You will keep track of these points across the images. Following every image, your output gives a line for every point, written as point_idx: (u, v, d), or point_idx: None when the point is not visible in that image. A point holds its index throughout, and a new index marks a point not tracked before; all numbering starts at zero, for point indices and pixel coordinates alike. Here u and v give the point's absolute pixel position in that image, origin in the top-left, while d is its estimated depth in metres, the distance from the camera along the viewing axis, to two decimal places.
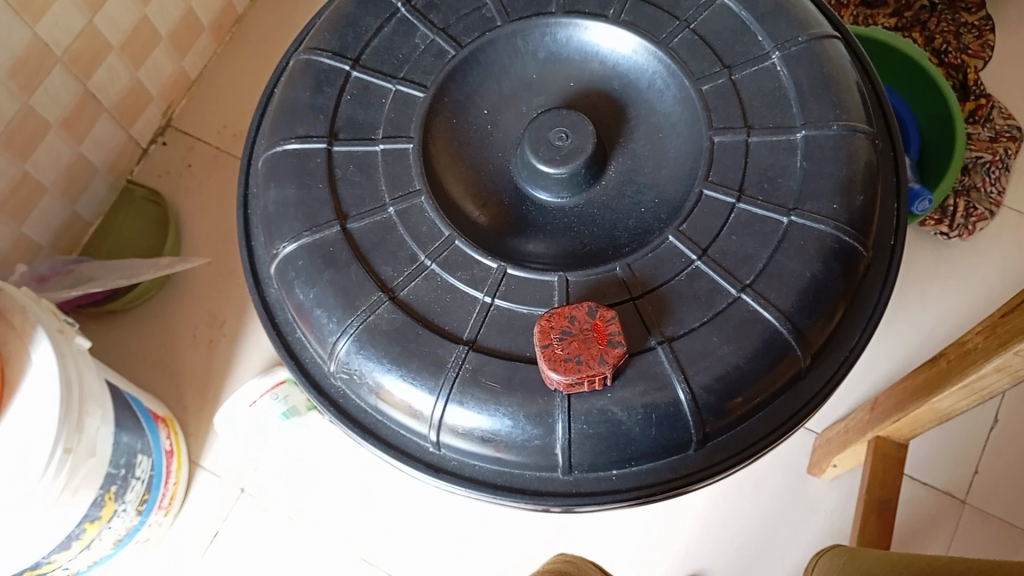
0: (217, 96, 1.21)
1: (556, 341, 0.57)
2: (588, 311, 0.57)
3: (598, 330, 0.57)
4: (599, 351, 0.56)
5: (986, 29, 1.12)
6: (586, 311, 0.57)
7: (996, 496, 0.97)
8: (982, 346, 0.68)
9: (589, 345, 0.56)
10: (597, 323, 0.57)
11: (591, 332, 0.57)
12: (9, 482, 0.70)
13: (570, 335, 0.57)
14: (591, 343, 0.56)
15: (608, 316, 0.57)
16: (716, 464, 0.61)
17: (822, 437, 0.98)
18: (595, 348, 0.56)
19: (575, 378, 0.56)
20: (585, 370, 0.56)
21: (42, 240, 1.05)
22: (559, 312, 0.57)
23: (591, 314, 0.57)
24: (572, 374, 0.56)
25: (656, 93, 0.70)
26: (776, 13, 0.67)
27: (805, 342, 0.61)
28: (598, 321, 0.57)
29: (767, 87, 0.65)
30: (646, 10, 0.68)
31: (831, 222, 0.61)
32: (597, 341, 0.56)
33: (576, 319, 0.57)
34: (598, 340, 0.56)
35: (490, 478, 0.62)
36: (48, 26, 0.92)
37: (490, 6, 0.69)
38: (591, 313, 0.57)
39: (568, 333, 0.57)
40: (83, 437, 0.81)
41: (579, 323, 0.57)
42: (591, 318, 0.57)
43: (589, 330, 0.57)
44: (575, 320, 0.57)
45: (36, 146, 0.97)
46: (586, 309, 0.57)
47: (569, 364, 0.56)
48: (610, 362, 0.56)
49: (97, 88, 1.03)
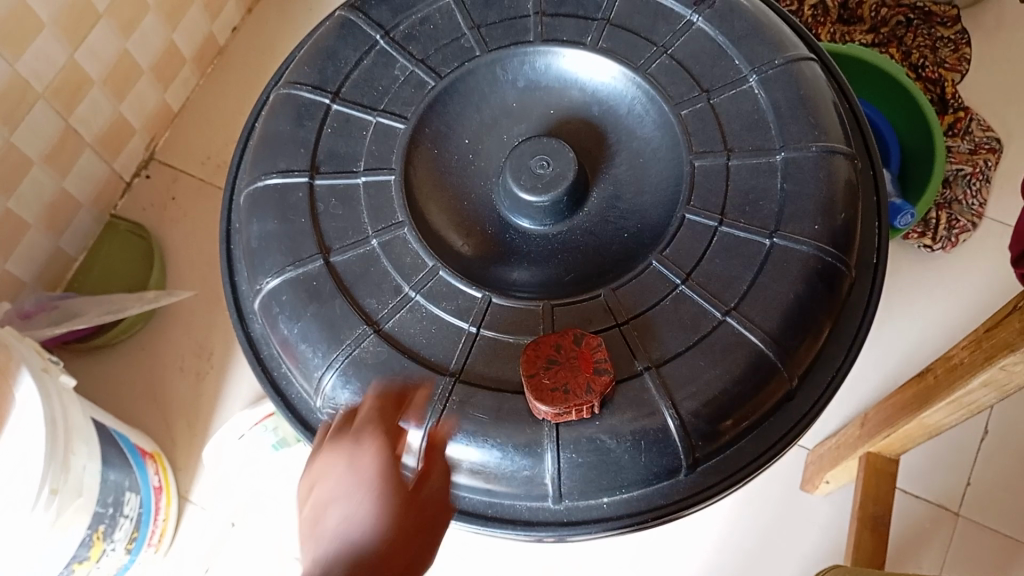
0: (199, 127, 1.21)
1: (544, 370, 0.56)
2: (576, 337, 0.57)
3: (587, 358, 0.57)
4: (587, 380, 0.56)
5: (962, 43, 1.13)
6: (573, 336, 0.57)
7: (990, 506, 0.97)
8: (968, 360, 0.68)
9: (577, 373, 0.56)
10: (583, 350, 0.57)
11: (580, 360, 0.57)
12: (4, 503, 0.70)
13: (556, 363, 0.56)
14: (581, 372, 0.56)
15: (595, 344, 0.57)
16: (708, 488, 0.61)
17: (815, 452, 0.98)
18: (583, 378, 0.56)
19: (564, 408, 0.56)
20: (573, 400, 0.56)
21: (26, 277, 1.04)
22: (546, 340, 0.57)
23: (578, 341, 0.57)
24: (561, 406, 0.56)
25: (636, 118, 0.71)
26: (752, 36, 0.68)
27: (791, 363, 0.61)
28: (585, 348, 0.57)
29: (746, 109, 0.65)
30: (624, 36, 0.69)
31: (813, 242, 0.61)
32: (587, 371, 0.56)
33: (560, 344, 0.57)
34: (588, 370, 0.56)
35: (481, 510, 0.62)
36: (29, 62, 0.92)
37: (468, 36, 0.70)
38: (578, 339, 0.57)
39: (555, 360, 0.57)
40: (69, 476, 0.80)
41: (564, 350, 0.57)
42: (579, 345, 0.57)
43: (578, 357, 0.57)
44: (561, 347, 0.57)
45: (18, 182, 0.96)
46: (572, 335, 0.57)
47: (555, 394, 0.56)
48: (598, 391, 0.56)
49: (79, 122, 1.03)
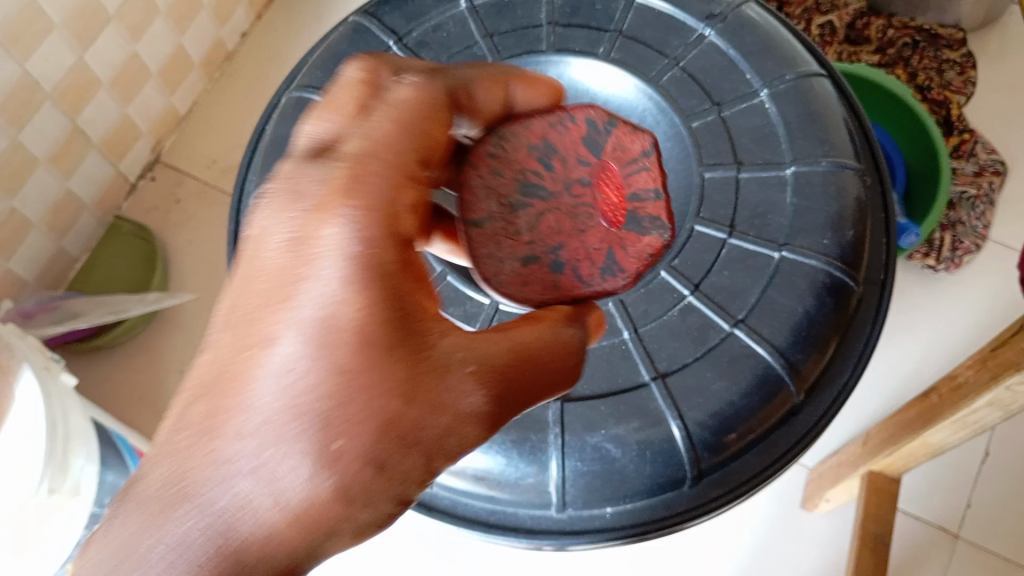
0: (206, 131, 1.22)
1: (529, 240, 0.49)
2: (608, 125, 0.52)
3: (568, 184, 0.50)
4: (520, 222, 0.49)
5: (968, 66, 1.14)
6: (597, 131, 0.52)
7: (990, 529, 0.96)
8: (973, 380, 0.68)
9: (604, 215, 0.51)
10: (526, 154, 0.51)
11: (605, 191, 0.51)
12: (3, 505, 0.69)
13: (660, 201, 0.52)
14: (599, 207, 0.51)
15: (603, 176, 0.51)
16: (712, 501, 0.61)
17: (815, 471, 0.97)
18: (569, 227, 0.50)
19: (621, 283, 0.51)
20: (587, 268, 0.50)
21: (27, 276, 1.04)
22: (523, 159, 0.50)
23: (585, 154, 0.51)
24: (625, 281, 0.51)
25: (647, 131, 0.69)
26: (763, 52, 0.68)
27: (798, 377, 0.61)
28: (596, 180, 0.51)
29: (756, 123, 0.66)
30: (635, 48, 0.69)
31: (822, 256, 0.62)
32: (580, 204, 0.50)
33: (656, 167, 0.52)
34: (581, 205, 0.50)
35: (483, 516, 0.62)
36: (38, 64, 0.92)
37: (481, 44, 0.70)
38: (564, 132, 0.51)
39: (657, 196, 0.52)
40: (68, 476, 0.77)
41: (638, 173, 0.52)
42: (597, 158, 0.51)
43: (600, 183, 0.51)
44: (644, 171, 0.52)
45: (22, 182, 0.96)
46: (555, 117, 0.52)
47: (653, 249, 0.52)
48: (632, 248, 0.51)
49: (86, 124, 1.03)
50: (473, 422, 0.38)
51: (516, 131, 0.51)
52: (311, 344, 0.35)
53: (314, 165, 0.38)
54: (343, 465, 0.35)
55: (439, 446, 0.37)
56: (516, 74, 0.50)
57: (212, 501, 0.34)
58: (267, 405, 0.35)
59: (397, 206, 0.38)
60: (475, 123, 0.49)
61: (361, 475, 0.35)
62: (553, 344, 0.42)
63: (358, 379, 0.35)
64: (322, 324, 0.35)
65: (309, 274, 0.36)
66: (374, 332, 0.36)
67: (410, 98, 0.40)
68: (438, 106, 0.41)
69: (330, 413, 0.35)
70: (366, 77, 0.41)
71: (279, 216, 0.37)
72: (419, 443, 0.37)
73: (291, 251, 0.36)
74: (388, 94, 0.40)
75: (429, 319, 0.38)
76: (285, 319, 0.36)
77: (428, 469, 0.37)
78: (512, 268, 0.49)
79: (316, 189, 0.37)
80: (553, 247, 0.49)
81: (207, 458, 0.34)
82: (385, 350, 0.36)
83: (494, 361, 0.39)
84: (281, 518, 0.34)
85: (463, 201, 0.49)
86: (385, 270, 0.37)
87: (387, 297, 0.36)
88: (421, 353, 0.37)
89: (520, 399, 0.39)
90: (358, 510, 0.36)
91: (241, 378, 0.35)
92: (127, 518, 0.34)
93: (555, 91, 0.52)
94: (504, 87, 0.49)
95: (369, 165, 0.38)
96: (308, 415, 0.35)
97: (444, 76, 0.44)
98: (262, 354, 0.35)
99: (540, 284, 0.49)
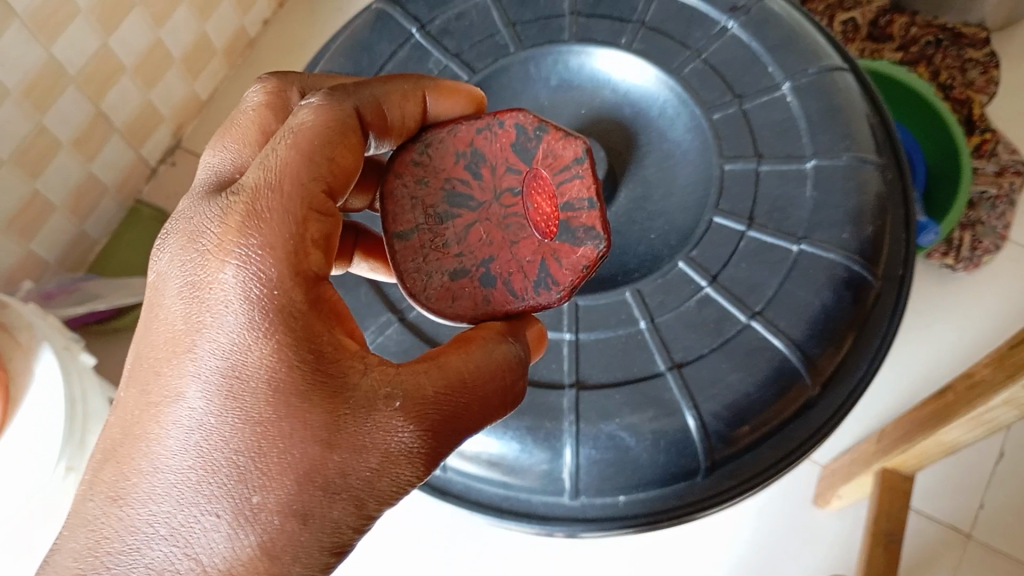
0: (227, 117, 1.22)
1: (458, 256, 0.52)
2: (539, 130, 0.53)
3: (497, 194, 0.52)
4: (448, 234, 0.52)
5: (991, 66, 1.11)
6: (527, 137, 0.53)
7: (1002, 529, 0.95)
8: (990, 378, 0.68)
9: (536, 226, 0.52)
10: (452, 161, 0.53)
11: (536, 201, 0.52)
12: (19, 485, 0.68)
13: (595, 210, 0.52)
14: (530, 217, 0.52)
15: (536, 187, 0.52)
16: (724, 492, 0.61)
17: (828, 468, 0.97)
18: (499, 239, 0.52)
19: (554, 298, 0.52)
20: (517, 280, 0.52)
21: (49, 257, 1.05)
22: (453, 169, 0.53)
23: (515, 162, 0.53)
24: (559, 295, 0.51)
25: (667, 121, 0.71)
26: (786, 45, 0.68)
27: (814, 370, 0.61)
28: (529, 191, 0.52)
29: (777, 117, 0.66)
30: (658, 40, 0.69)
31: (841, 250, 0.62)
32: (510, 215, 0.52)
33: (590, 174, 0.52)
34: (511, 216, 0.52)
35: (496, 502, 0.63)
36: (63, 48, 0.93)
37: (503, 33, 0.71)
38: (494, 139, 0.53)
39: (592, 206, 0.52)
40: (85, 454, 0.76)
41: (571, 181, 0.52)
42: (527, 166, 0.53)
43: (531, 192, 0.52)
44: (578, 178, 0.53)
45: (46, 166, 0.97)
46: (484, 123, 0.53)
47: (588, 260, 0.52)
48: (566, 260, 0.52)
49: (108, 109, 1.03)
50: (404, 459, 0.43)
51: (442, 137, 0.53)
52: (219, 396, 0.41)
53: (218, 201, 0.44)
54: (268, 515, 0.40)
55: (371, 486, 0.42)
56: (432, 85, 0.53)
57: (149, 550, 0.40)
58: (186, 454, 0.41)
59: (306, 239, 0.43)
60: (392, 138, 0.52)
61: (289, 523, 0.40)
62: (487, 365, 0.46)
63: (281, 417, 0.41)
64: (233, 370, 0.41)
65: (214, 327, 0.42)
66: (282, 380, 0.41)
67: (311, 122, 0.45)
68: (339, 128, 0.46)
69: (261, 448, 0.41)
70: (271, 100, 0.51)
71: (183, 257, 0.44)
72: (348, 488, 0.42)
73: (194, 304, 0.43)
74: (291, 120, 0.46)
75: (348, 358, 0.43)
76: (193, 373, 0.42)
77: (364, 509, 0.42)
78: (439, 282, 0.51)
79: (215, 228, 0.43)
80: (481, 261, 0.52)
81: (139, 507, 0.41)
82: (302, 390, 0.41)
83: (421, 394, 0.43)
84: (218, 564, 0.40)
85: (390, 212, 0.52)
86: (294, 311, 0.42)
87: (298, 336, 0.42)
88: (340, 395, 0.42)
89: (453, 428, 0.44)
90: (296, 556, 0.41)
91: (158, 428, 0.42)
92: (73, 560, 0.41)
93: (477, 99, 0.55)
94: (416, 100, 0.52)
95: (262, 200, 0.43)
96: (227, 463, 0.41)
97: (348, 95, 0.48)
98: (178, 404, 0.42)
99: (469, 300, 0.51)
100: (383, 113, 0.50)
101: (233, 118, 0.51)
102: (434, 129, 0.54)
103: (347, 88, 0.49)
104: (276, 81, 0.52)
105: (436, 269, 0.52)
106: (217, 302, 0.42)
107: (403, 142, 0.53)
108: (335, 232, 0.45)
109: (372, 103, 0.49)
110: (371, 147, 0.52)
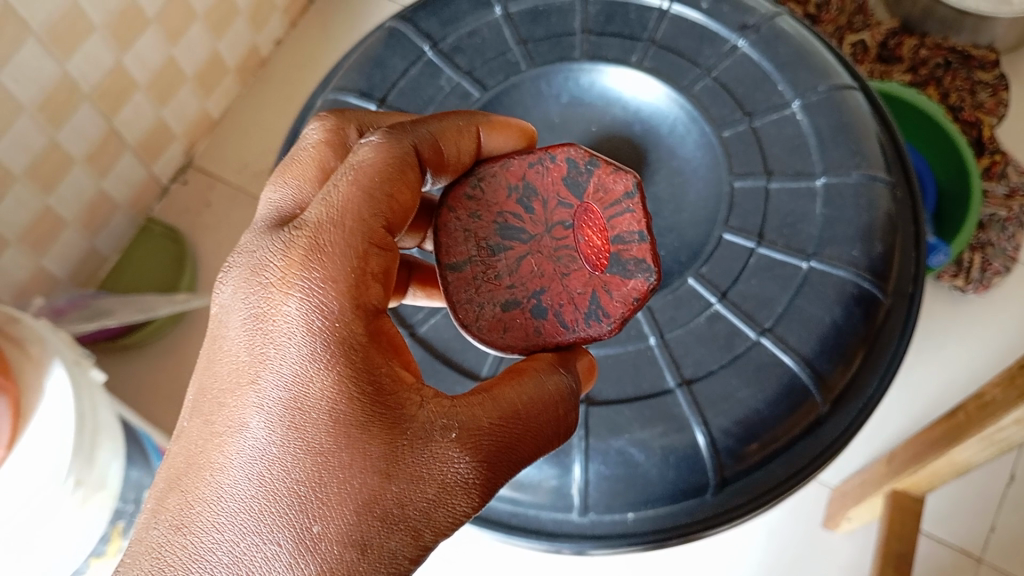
0: (239, 136, 1.24)
1: (508, 287, 0.51)
2: (590, 165, 0.54)
3: (549, 226, 0.52)
4: (499, 266, 0.52)
5: (1000, 88, 1.12)
6: (578, 171, 0.53)
7: (1016, 554, 0.93)
8: (1001, 397, 0.68)
9: (587, 258, 0.52)
10: (505, 196, 0.53)
11: (587, 233, 0.52)
12: (29, 491, 0.68)
13: (645, 243, 0.52)
14: (581, 249, 0.52)
15: (589, 221, 0.52)
16: (733, 510, 0.61)
17: (839, 489, 0.96)
18: (550, 271, 0.51)
19: (605, 329, 0.51)
20: (569, 312, 0.51)
21: (60, 273, 1.05)
22: (506, 202, 0.53)
23: (566, 196, 0.53)
24: (609, 327, 0.51)
25: (678, 138, 0.71)
26: (796, 62, 0.69)
27: (825, 388, 0.60)
28: (581, 225, 0.52)
29: (787, 134, 0.66)
30: (668, 58, 0.70)
31: (852, 268, 0.62)
32: (561, 247, 0.52)
33: (641, 209, 0.53)
34: (562, 248, 0.52)
35: (504, 518, 0.63)
36: (78, 64, 0.94)
37: (515, 51, 0.72)
38: (545, 173, 0.54)
39: (643, 239, 0.53)
40: (94, 468, 0.76)
41: (622, 216, 0.53)
42: (579, 200, 0.53)
43: (583, 225, 0.52)
44: (629, 212, 0.53)
45: (59, 181, 0.97)
46: (536, 157, 0.54)
47: (639, 292, 0.51)
48: (616, 292, 0.52)
49: (122, 125, 1.04)
50: (460, 490, 0.42)
51: (495, 172, 0.54)
52: (281, 426, 0.41)
53: (280, 234, 0.44)
54: (329, 545, 0.40)
55: (428, 517, 0.42)
56: (485, 120, 0.54)
57: None
58: (248, 483, 0.41)
59: (365, 272, 0.43)
60: (447, 174, 0.52)
61: (346, 555, 0.40)
62: (540, 397, 0.46)
63: (339, 449, 0.41)
64: (293, 402, 0.42)
65: (276, 358, 0.42)
66: (343, 411, 0.41)
67: (371, 159, 0.46)
68: (398, 165, 0.46)
69: (320, 482, 0.41)
70: (329, 137, 0.51)
71: (242, 293, 0.44)
72: (406, 519, 0.41)
73: (257, 336, 0.43)
74: (351, 158, 0.46)
75: (405, 390, 0.43)
76: (256, 404, 0.42)
77: (420, 539, 0.42)
78: (491, 313, 0.51)
79: (278, 262, 0.43)
80: (534, 291, 0.51)
81: (201, 537, 0.41)
82: (358, 423, 0.41)
83: (476, 426, 0.43)
84: None
85: (442, 244, 0.52)
86: (353, 344, 0.42)
87: (353, 368, 0.42)
88: (398, 426, 0.42)
89: (507, 459, 0.44)
90: None
91: (221, 458, 0.42)
92: None
93: (526, 135, 0.56)
94: (473, 136, 0.53)
95: (325, 235, 0.43)
96: (288, 493, 0.41)
97: (407, 132, 0.48)
98: (238, 435, 0.42)
99: (521, 331, 0.51)
100: (440, 150, 0.50)
101: (293, 155, 0.51)
102: (487, 164, 0.54)
103: (405, 127, 0.49)
104: (334, 119, 0.52)
105: (487, 300, 0.51)
106: (274, 337, 0.42)
107: (457, 177, 0.54)
108: (393, 266, 0.45)
109: (429, 141, 0.49)
110: (427, 183, 0.51)
